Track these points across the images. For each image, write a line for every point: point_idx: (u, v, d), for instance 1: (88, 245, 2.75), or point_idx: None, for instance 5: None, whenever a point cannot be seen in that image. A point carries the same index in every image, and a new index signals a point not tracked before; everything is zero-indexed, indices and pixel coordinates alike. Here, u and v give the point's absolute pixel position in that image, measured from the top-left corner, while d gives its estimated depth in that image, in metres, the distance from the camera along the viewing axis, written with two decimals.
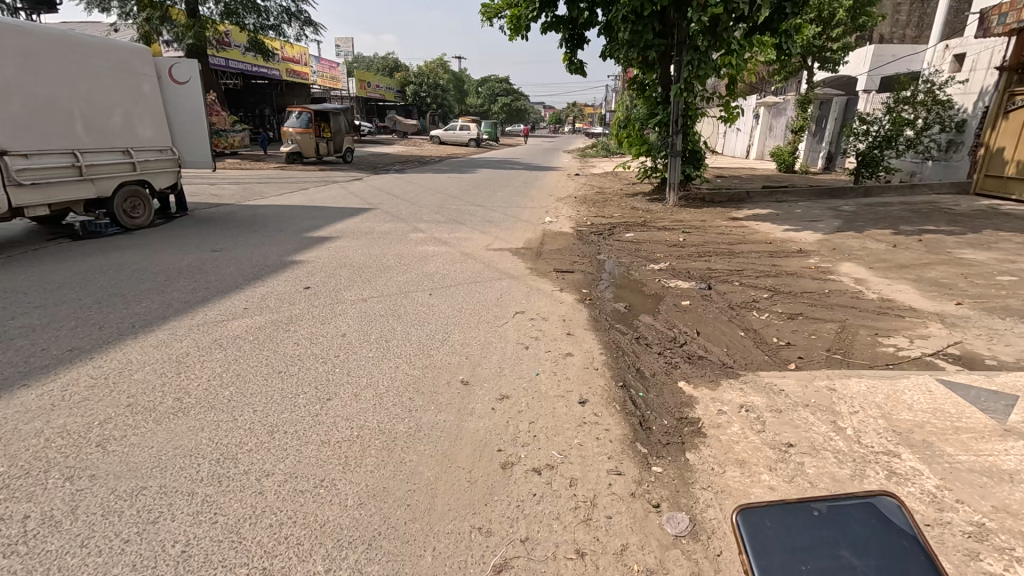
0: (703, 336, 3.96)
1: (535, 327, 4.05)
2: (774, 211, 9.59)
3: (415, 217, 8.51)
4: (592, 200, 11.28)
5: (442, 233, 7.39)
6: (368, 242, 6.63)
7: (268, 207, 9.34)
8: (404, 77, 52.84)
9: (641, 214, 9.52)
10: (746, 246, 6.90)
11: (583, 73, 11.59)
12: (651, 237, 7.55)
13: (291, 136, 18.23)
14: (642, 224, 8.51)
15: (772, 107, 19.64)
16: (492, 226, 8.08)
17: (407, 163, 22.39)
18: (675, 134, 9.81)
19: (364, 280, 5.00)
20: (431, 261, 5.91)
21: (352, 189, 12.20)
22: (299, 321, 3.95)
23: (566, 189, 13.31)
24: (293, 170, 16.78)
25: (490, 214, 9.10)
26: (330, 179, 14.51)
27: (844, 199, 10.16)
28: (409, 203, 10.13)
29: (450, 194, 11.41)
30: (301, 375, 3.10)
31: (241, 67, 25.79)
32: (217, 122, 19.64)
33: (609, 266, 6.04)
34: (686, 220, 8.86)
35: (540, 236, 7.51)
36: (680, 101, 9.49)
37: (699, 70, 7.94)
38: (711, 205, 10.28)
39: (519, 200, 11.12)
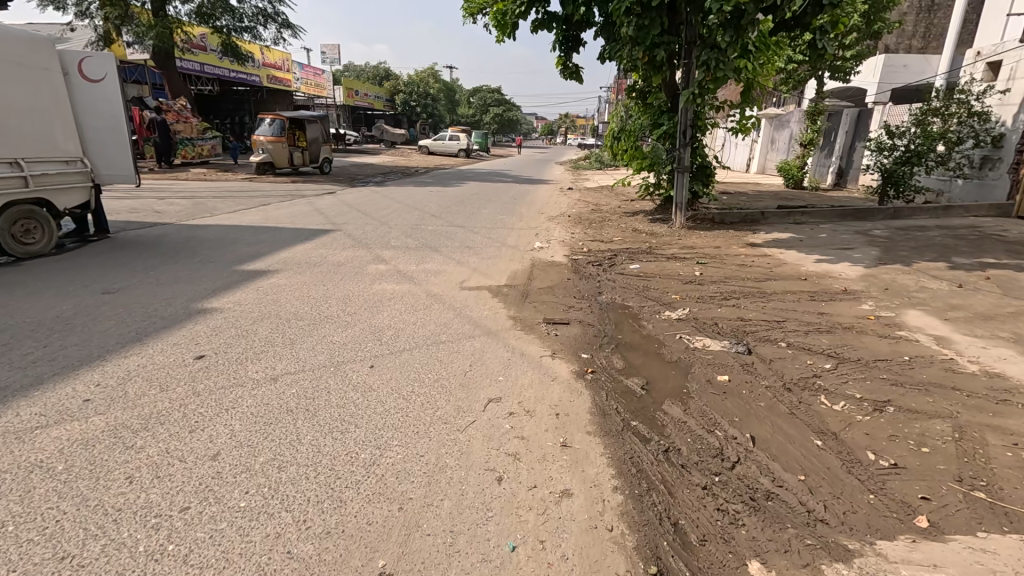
0: (764, 449, 2.67)
1: (513, 430, 2.76)
2: (795, 234, 8.44)
3: (383, 241, 7.25)
4: (588, 219, 10.09)
5: (409, 264, 6.12)
6: (313, 278, 5.35)
7: (211, 227, 8.02)
8: (393, 86, 51.83)
9: (644, 237, 8.32)
10: (777, 283, 5.70)
11: (578, 78, 10.42)
12: (661, 269, 6.33)
13: (262, 145, 16.92)
14: (648, 251, 7.31)
15: (775, 119, 18.68)
16: (471, 254, 6.81)
17: (390, 174, 21.15)
18: (684, 146, 8.63)
19: (285, 342, 3.70)
20: (386, 306, 4.63)
21: (319, 205, 10.91)
22: (160, 423, 2.62)
23: (559, 206, 12.13)
24: (262, 182, 15.45)
25: (471, 238, 7.83)
26: (299, 192, 13.21)
27: (871, 222, 9.05)
28: (379, 222, 8.87)
29: (429, 212, 10.17)
30: (94, 567, 1.77)
31: (217, 73, 24.73)
32: (185, 131, 18.08)
33: (612, 313, 4.78)
34: (697, 246, 7.67)
35: (527, 268, 6.26)
36: (690, 109, 8.32)
37: (716, 72, 6.76)
38: (722, 226, 9.11)
39: (506, 219, 9.89)
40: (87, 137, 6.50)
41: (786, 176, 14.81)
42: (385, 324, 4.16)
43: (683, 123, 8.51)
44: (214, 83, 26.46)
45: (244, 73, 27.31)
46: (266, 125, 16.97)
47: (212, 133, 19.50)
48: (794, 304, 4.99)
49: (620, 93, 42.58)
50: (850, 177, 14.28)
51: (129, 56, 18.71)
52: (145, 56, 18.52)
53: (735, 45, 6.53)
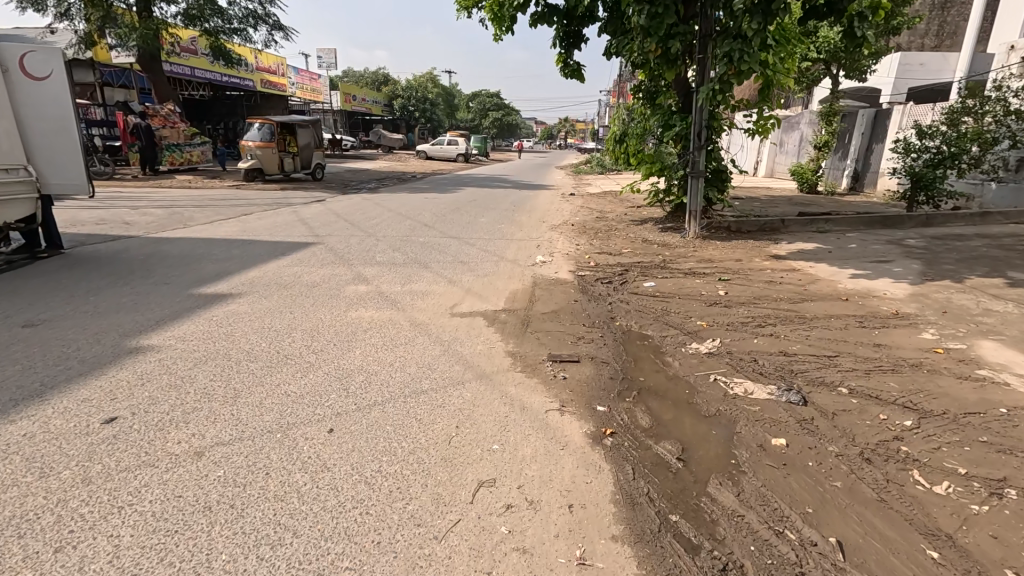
0: (860, 565, 1.92)
1: (511, 535, 2.02)
2: (821, 245, 7.73)
3: (368, 256, 6.53)
4: (593, 228, 9.39)
5: (394, 284, 5.39)
6: (281, 303, 4.62)
7: (181, 240, 7.30)
8: (391, 91, 51.37)
9: (657, 249, 7.59)
10: (816, 305, 4.96)
11: (580, 77, 9.73)
12: (680, 287, 5.60)
13: (250, 150, 16.16)
14: (663, 266, 6.58)
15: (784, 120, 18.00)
16: (466, 270, 6.09)
17: (386, 180, 20.49)
18: (699, 150, 7.93)
19: (227, 395, 2.96)
20: (362, 339, 3.90)
21: (305, 214, 10.20)
22: (17, 538, 1.88)
23: (561, 213, 11.43)
24: (249, 189, 14.77)
25: (466, 252, 7.10)
26: (287, 201, 12.51)
27: (901, 230, 8.33)
28: (366, 233, 8.15)
29: (422, 222, 9.47)
30: None
31: (208, 77, 24.39)
32: (171, 137, 17.27)
33: (630, 346, 4.05)
34: (716, 259, 6.95)
35: (529, 288, 5.54)
36: (705, 108, 7.61)
37: (738, 65, 6.04)
38: (739, 236, 8.40)
39: (505, 229, 9.17)
40: (33, 143, 5.79)
41: (799, 180, 14.11)
42: (358, 366, 3.42)
43: (698, 124, 7.81)
44: (206, 87, 25.90)
45: (237, 77, 26.78)
46: (255, 130, 16.27)
47: (201, 138, 18.76)
48: (842, 333, 4.26)
49: (621, 96, 42.00)
50: (868, 181, 13.60)
51: (115, 59, 18.25)
52: (131, 59, 17.89)
53: (762, 35, 5.83)
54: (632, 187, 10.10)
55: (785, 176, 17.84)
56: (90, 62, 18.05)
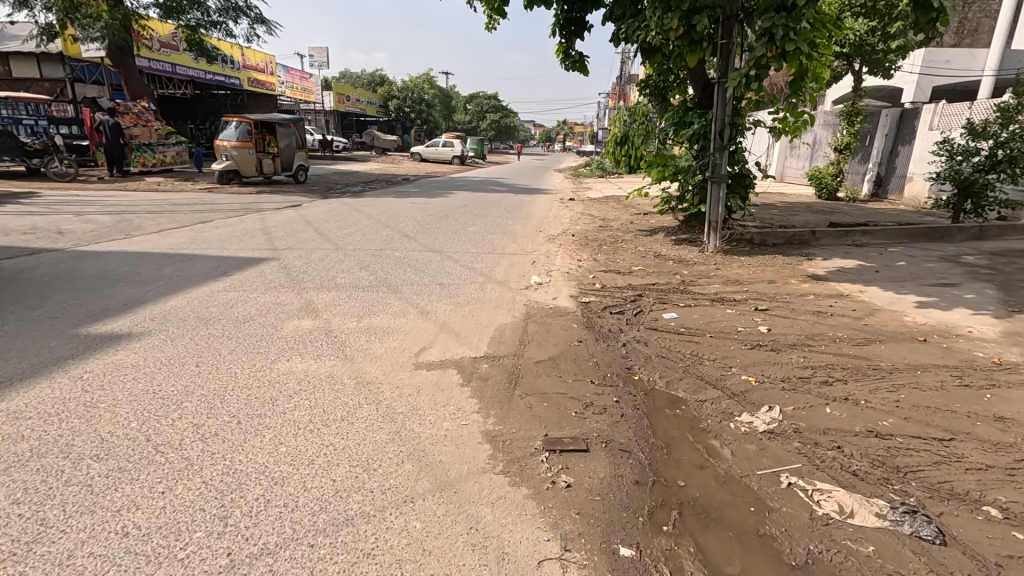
0: None
1: None
2: (863, 262, 6.64)
3: (326, 277, 5.42)
4: (597, 239, 8.31)
5: (349, 317, 4.27)
6: (190, 348, 3.49)
7: (110, 255, 6.16)
8: (386, 92, 50.37)
9: (672, 266, 6.49)
10: (890, 349, 3.86)
11: (582, 69, 8.66)
12: (710, 321, 4.49)
13: (225, 151, 15.00)
14: (683, 290, 5.47)
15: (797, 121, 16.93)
16: (443, 296, 4.96)
17: (376, 183, 19.40)
18: (720, 151, 6.81)
19: (21, 540, 1.82)
20: (278, 412, 2.76)
21: (272, 223, 9.08)
22: None
23: (561, 221, 10.35)
24: (222, 192, 13.62)
25: (446, 270, 5.98)
26: (258, 206, 11.38)
27: (951, 244, 7.26)
28: (334, 246, 7.03)
29: (402, 232, 8.36)
30: None
31: (190, 74, 23.34)
32: (141, 136, 16.05)
33: (656, 419, 2.93)
34: (744, 280, 5.85)
35: (521, 321, 4.41)
36: (730, 102, 6.52)
37: (780, 45, 4.94)
38: (765, 250, 7.32)
39: (496, 240, 8.06)
40: None
41: (818, 185, 13.06)
42: (256, 468, 2.28)
43: (720, 121, 6.68)
44: (189, 85, 24.81)
45: (222, 75, 25.69)
46: (230, 129, 15.09)
47: (177, 138, 17.60)
48: (941, 395, 3.15)
49: (623, 98, 40.85)
50: (892, 186, 12.58)
51: (86, 54, 17.09)
52: (101, 53, 16.78)
53: (811, 8, 4.73)
54: (640, 192, 8.99)
55: (798, 181, 16.76)
56: (60, 57, 17.06)
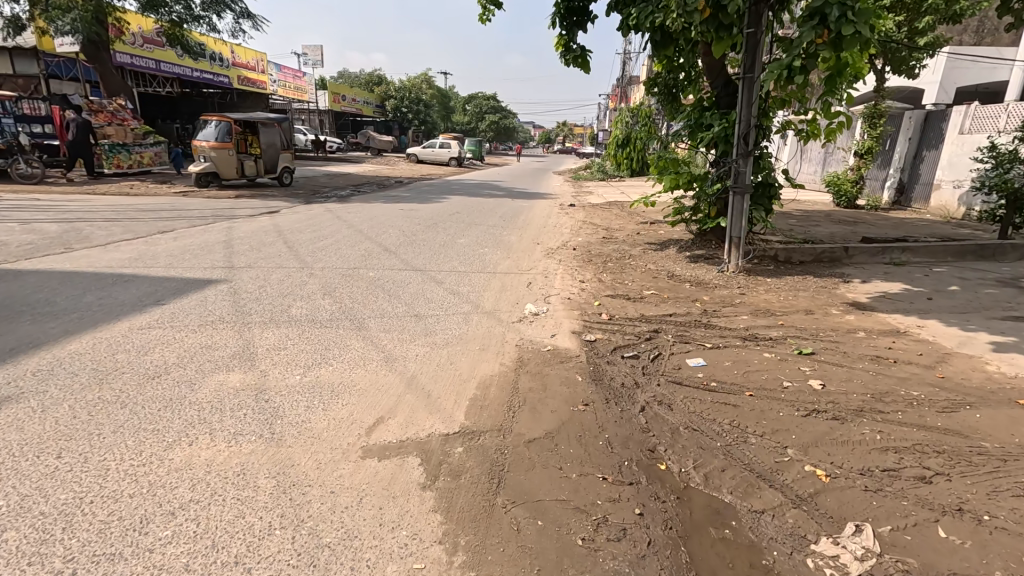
0: None
1: None
2: (909, 287, 5.76)
3: (279, 307, 4.51)
4: (601, 254, 7.42)
5: (292, 368, 3.37)
6: (59, 424, 2.58)
7: (32, 275, 5.25)
8: (383, 92, 49.48)
9: (689, 291, 5.60)
10: (989, 420, 2.96)
11: (584, 65, 7.78)
12: (747, 373, 3.60)
13: (203, 151, 14.05)
14: (707, 324, 4.58)
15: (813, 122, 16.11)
16: (416, 335, 4.06)
17: (367, 186, 18.50)
18: (745, 158, 5.91)
19: None
20: (142, 550, 1.86)
21: (240, 232, 8.18)
22: None
23: (561, 231, 9.46)
24: (197, 196, 12.72)
25: (426, 297, 5.08)
26: (232, 212, 10.48)
27: (1004, 265, 6.39)
28: (301, 264, 6.12)
29: (383, 245, 7.46)
30: None
31: (175, 71, 22.55)
32: (115, 136, 15.10)
33: (697, 550, 2.04)
34: (776, 311, 4.97)
35: (511, 371, 3.52)
36: (755, 101, 5.71)
37: (829, 29, 4.13)
38: (793, 270, 6.44)
39: (487, 255, 7.17)
40: None
41: (836, 193, 12.27)
42: None
43: (745, 123, 5.80)
44: (175, 83, 23.92)
45: (210, 73, 24.85)
46: (209, 128, 14.15)
47: (155, 138, 16.69)
48: None
49: (625, 100, 39.90)
50: (916, 194, 11.72)
51: (59, 48, 16.19)
52: (74, 47, 15.87)
53: None
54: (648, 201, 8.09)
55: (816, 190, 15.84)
56: (32, 52, 16.19)
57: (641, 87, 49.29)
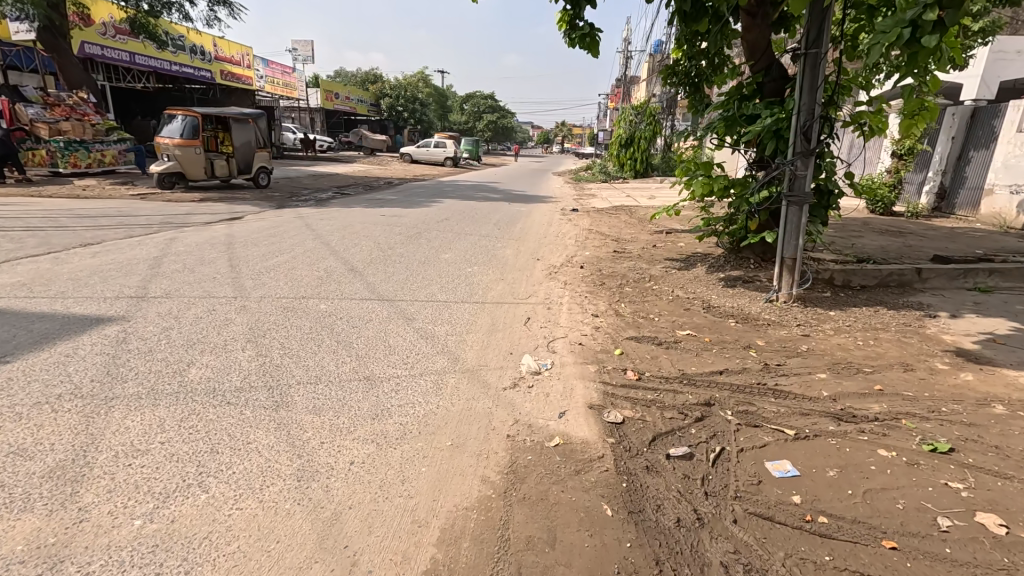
0: None
1: None
2: (1016, 324, 4.47)
3: (174, 366, 3.22)
4: (615, 274, 6.13)
5: (135, 500, 2.05)
6: None
7: None
8: (378, 90, 48.16)
9: (736, 332, 4.29)
10: None
11: (591, 46, 6.48)
12: (872, 501, 2.26)
13: (166, 150, 12.74)
14: (777, 393, 3.25)
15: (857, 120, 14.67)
16: (358, 419, 2.75)
17: (353, 188, 17.19)
18: (804, 158, 4.60)
19: None
20: None
21: (181, 244, 6.86)
22: None
23: (565, 243, 8.17)
24: (157, 199, 11.40)
25: (386, 344, 3.77)
26: (187, 218, 9.17)
27: None
28: (235, 291, 4.80)
29: (349, 262, 6.15)
30: None
31: (151, 65, 21.26)
32: (71, 132, 13.68)
33: None
34: (862, 366, 3.67)
35: (500, 496, 2.21)
36: (818, 86, 4.43)
37: None
38: (857, 299, 5.15)
39: (476, 276, 5.86)
40: None
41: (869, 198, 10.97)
42: None
43: (807, 114, 4.50)
44: (151, 78, 22.67)
45: (191, 67, 23.70)
46: (175, 124, 12.82)
47: (121, 135, 15.35)
48: None
49: (626, 99, 38.65)
50: (961, 201, 10.48)
51: (15, 36, 14.88)
52: (31, 35, 14.54)
53: None
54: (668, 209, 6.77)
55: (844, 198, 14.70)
56: None
57: (642, 86, 48.00)
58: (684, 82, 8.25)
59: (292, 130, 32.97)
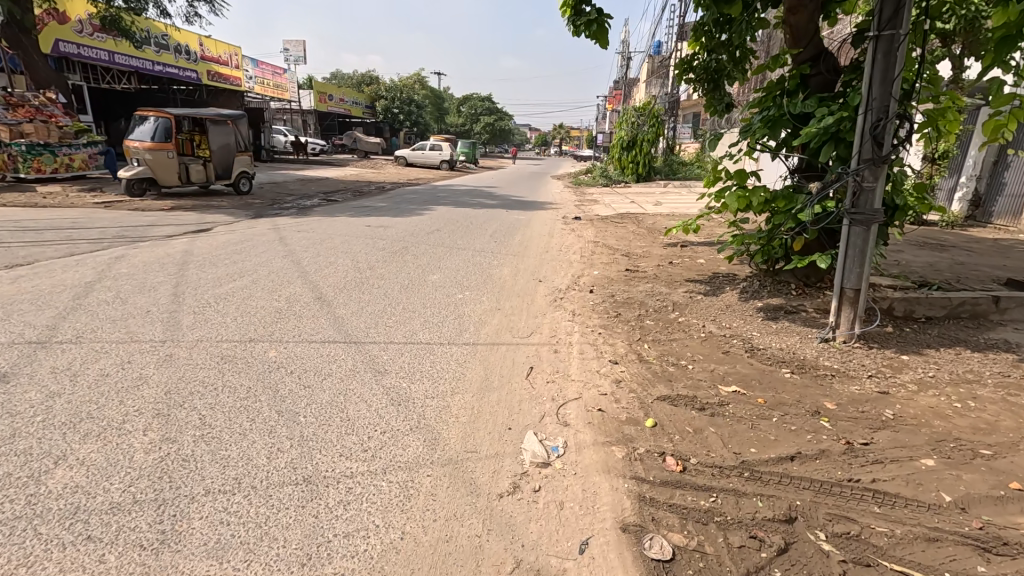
0: None
1: None
2: None
3: (37, 463, 2.30)
4: (630, 301, 5.23)
5: None
6: None
7: None
8: (374, 91, 47.32)
9: (794, 388, 3.40)
10: None
11: (601, 35, 5.58)
12: None
13: (137, 153, 11.82)
14: (879, 497, 2.33)
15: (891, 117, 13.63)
16: (278, 567, 1.83)
17: (342, 194, 16.25)
18: (873, 167, 3.69)
19: None
20: None
21: (127, 265, 5.93)
22: None
23: (569, 259, 7.28)
24: (122, 208, 10.46)
25: (343, 415, 2.86)
26: (148, 231, 8.24)
27: None
28: (168, 331, 3.89)
29: (320, 288, 5.24)
30: None
31: (132, 64, 20.32)
32: (35, 134, 12.69)
33: None
34: (975, 443, 2.78)
35: None
36: (893, 77, 3.53)
37: None
38: (926, 337, 4.27)
39: (467, 305, 4.96)
40: None
41: None
42: None
43: (878, 112, 3.59)
44: (133, 78, 21.73)
45: (175, 67, 22.81)
46: (145, 126, 11.90)
47: (93, 137, 14.39)
48: None
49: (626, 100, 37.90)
50: (999, 209, 9.64)
51: None
52: None
53: None
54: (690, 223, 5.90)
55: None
56: None
57: (641, 86, 47.23)
58: (703, 78, 7.37)
59: (283, 132, 32.04)
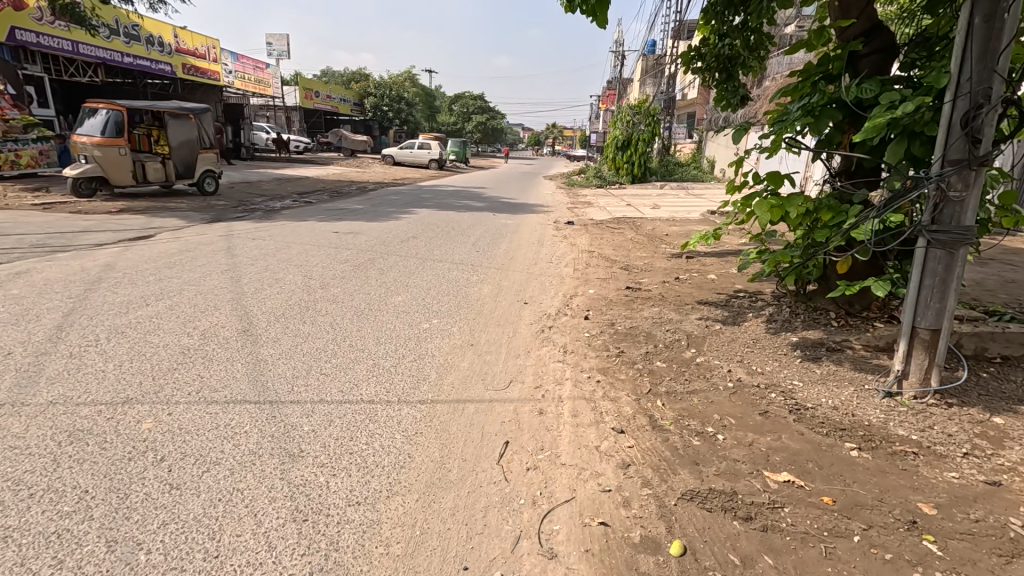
0: None
1: None
2: None
3: None
4: (634, 333, 4.27)
5: None
6: None
7: None
8: (362, 88, 46.14)
9: (868, 477, 2.45)
10: None
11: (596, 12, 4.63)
12: None
13: (85, 149, 10.73)
14: None
15: None
16: None
17: (319, 194, 15.18)
18: (963, 171, 2.77)
19: None
20: None
21: (23, 283, 4.88)
22: None
23: (560, 274, 6.32)
24: (62, 210, 9.35)
25: (208, 549, 1.87)
26: (77, 238, 7.16)
27: None
28: (15, 389, 2.87)
29: (251, 316, 4.23)
30: None
31: (97, 55, 19.13)
32: None
33: None
34: None
35: None
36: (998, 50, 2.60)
37: None
38: (1013, 387, 3.34)
39: (432, 339, 3.98)
40: None
41: None
42: None
43: (974, 97, 2.67)
44: (100, 70, 20.51)
45: (147, 60, 21.63)
46: (95, 119, 10.81)
47: (44, 132, 13.23)
48: None
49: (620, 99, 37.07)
50: None
51: None
52: None
53: None
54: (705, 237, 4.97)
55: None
56: None
57: (635, 85, 46.40)
58: (713, 67, 6.44)
59: (265, 129, 30.83)
